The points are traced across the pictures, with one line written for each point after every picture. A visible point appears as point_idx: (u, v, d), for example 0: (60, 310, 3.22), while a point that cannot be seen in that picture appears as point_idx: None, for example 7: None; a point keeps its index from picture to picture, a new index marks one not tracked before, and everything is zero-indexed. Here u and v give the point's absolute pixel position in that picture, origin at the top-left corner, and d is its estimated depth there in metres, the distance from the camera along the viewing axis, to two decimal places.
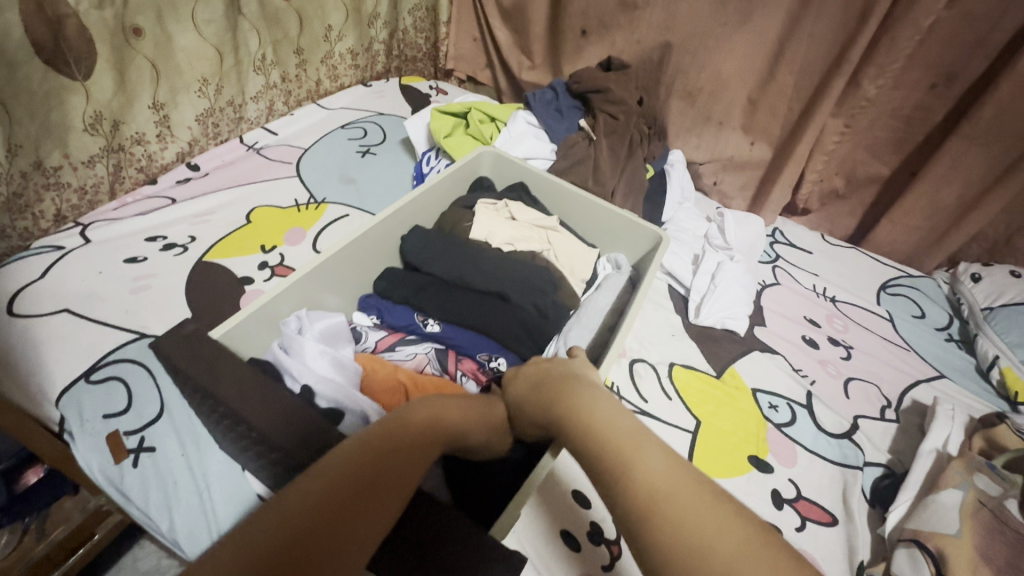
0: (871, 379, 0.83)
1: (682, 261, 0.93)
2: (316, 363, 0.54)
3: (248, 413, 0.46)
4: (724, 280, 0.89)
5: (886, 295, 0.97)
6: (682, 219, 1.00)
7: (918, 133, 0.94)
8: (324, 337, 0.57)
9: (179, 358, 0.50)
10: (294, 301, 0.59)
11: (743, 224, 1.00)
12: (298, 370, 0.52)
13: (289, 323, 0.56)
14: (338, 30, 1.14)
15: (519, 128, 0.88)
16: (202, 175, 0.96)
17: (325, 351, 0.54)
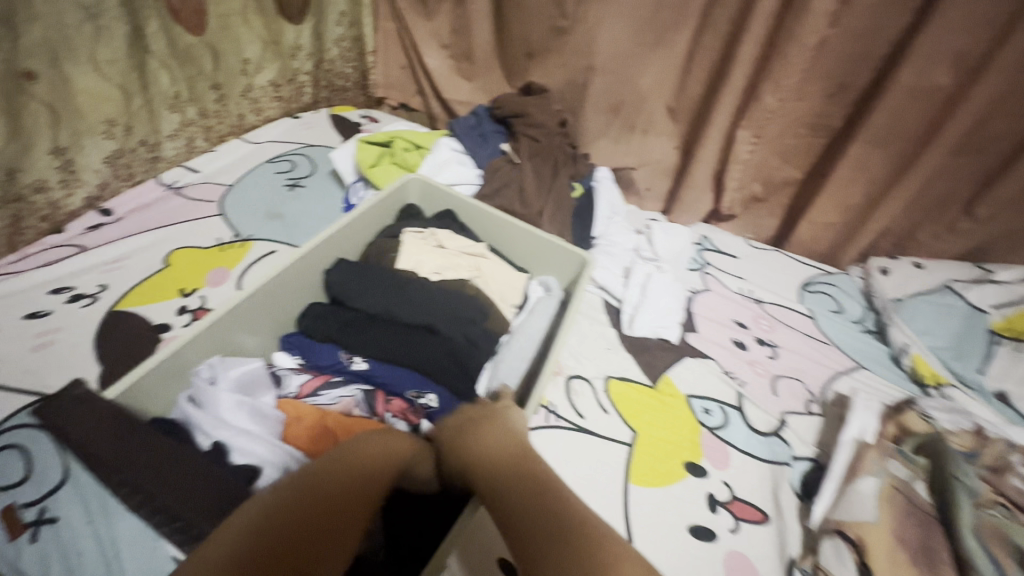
0: (796, 375, 0.87)
1: (613, 276, 0.96)
2: (231, 415, 0.51)
3: (156, 484, 0.44)
4: (653, 292, 0.92)
5: (808, 293, 1.02)
6: (612, 234, 1.03)
7: (821, 139, 1.00)
8: (240, 385, 0.54)
9: (80, 434, 0.47)
10: (204, 349, 0.56)
11: (672, 235, 1.04)
12: (210, 425, 0.49)
13: (201, 374, 0.53)
14: (256, 62, 1.12)
15: (443, 155, 0.89)
16: (115, 219, 0.92)
17: (241, 402, 0.52)
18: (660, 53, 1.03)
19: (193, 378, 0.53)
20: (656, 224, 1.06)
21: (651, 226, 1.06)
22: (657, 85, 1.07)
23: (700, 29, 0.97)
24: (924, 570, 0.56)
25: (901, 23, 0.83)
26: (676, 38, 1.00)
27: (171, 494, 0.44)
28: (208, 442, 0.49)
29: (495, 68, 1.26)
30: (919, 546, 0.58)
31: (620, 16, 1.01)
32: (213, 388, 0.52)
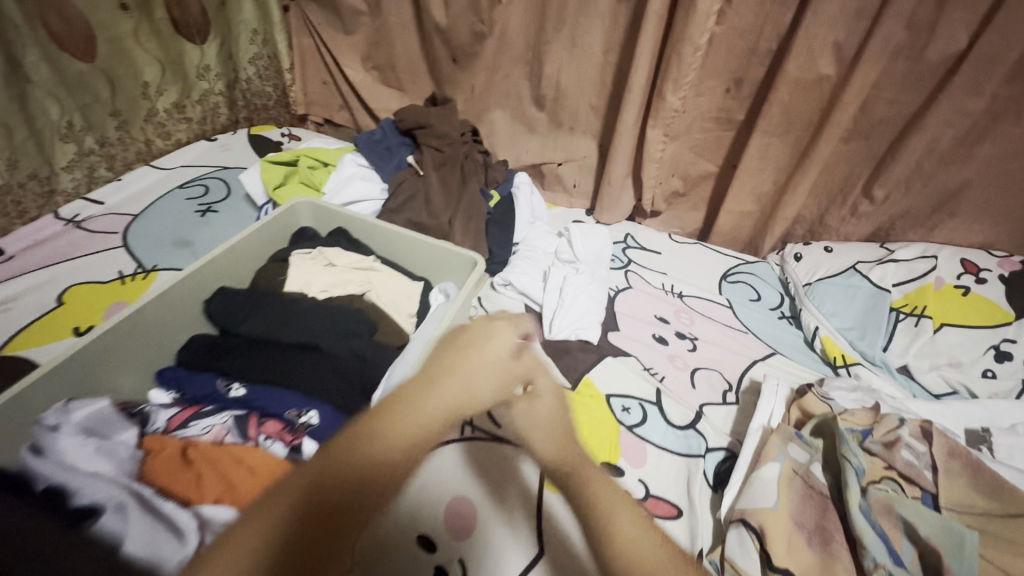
0: (714, 366, 0.88)
1: (534, 281, 0.96)
2: (76, 458, 0.46)
3: None
4: (572, 295, 0.92)
5: (727, 283, 1.04)
6: (532, 239, 1.03)
7: (727, 133, 1.04)
8: (92, 428, 0.50)
9: None
10: (58, 390, 0.52)
11: (591, 236, 1.04)
12: (48, 471, 0.44)
13: (42, 419, 0.48)
14: (157, 85, 1.09)
15: (347, 171, 0.88)
16: (5, 259, 0.87)
17: (94, 444, 0.48)
18: (567, 57, 1.05)
19: (35, 427, 0.48)
20: (574, 226, 1.05)
21: (570, 229, 1.05)
22: (567, 87, 1.09)
23: (600, 32, 0.99)
24: (819, 552, 0.57)
25: (781, 18, 0.87)
26: (579, 41, 1.02)
27: None
28: (45, 486, 0.44)
29: (413, 80, 1.26)
30: (814, 529, 0.59)
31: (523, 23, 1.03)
32: (57, 433, 0.47)
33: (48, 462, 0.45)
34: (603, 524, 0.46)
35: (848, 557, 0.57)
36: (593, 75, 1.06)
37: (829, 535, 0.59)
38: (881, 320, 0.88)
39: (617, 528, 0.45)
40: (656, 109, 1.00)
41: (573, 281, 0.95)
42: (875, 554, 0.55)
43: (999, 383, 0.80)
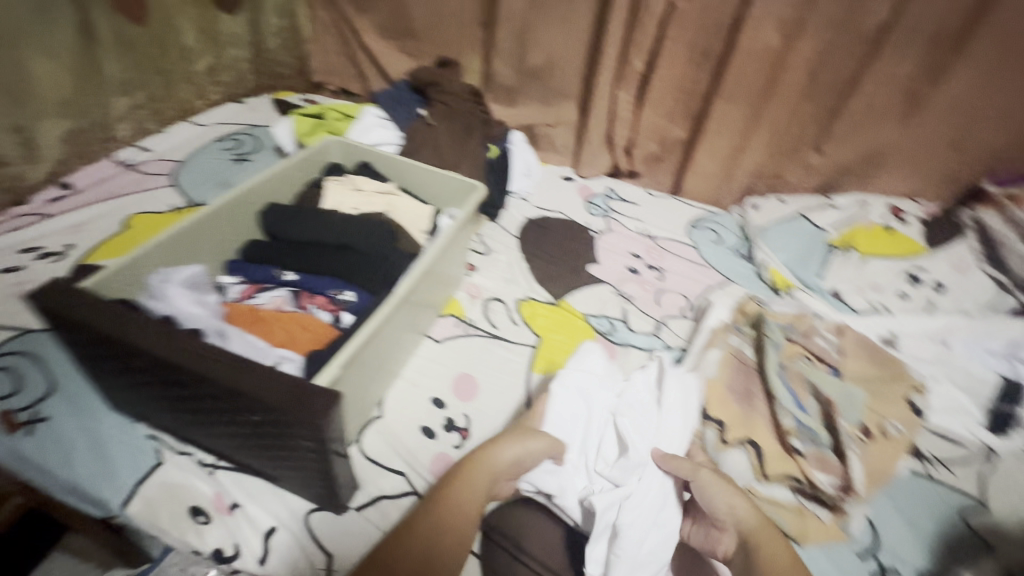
0: (678, 291, 1.04)
1: (543, 455, 0.64)
2: (181, 303, 0.61)
3: (135, 338, 0.53)
4: (636, 533, 0.58)
5: (694, 229, 1.20)
6: (535, 410, 0.70)
7: (695, 100, 1.19)
8: (190, 286, 0.64)
9: (59, 302, 0.54)
10: (155, 260, 0.65)
11: (597, 377, 0.74)
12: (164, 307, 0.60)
13: (153, 278, 0.62)
14: (195, 49, 1.23)
15: (368, 121, 1.03)
16: (76, 191, 1.01)
17: (200, 296, 0.64)
18: (558, 30, 1.19)
19: (150, 280, 0.63)
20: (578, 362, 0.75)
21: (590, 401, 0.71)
22: (557, 57, 1.24)
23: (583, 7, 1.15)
24: (743, 406, 0.73)
25: None
26: (566, 14, 1.17)
27: (152, 344, 0.52)
28: (164, 316, 0.59)
29: (424, 49, 1.40)
30: (742, 392, 0.75)
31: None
32: (165, 287, 0.62)
33: (164, 298, 0.61)
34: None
35: (765, 408, 0.74)
36: (581, 45, 1.21)
37: (752, 393, 0.75)
38: (818, 252, 1.04)
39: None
40: (633, 74, 1.16)
41: (621, 494, 0.61)
42: (784, 402, 0.72)
43: (912, 302, 0.96)
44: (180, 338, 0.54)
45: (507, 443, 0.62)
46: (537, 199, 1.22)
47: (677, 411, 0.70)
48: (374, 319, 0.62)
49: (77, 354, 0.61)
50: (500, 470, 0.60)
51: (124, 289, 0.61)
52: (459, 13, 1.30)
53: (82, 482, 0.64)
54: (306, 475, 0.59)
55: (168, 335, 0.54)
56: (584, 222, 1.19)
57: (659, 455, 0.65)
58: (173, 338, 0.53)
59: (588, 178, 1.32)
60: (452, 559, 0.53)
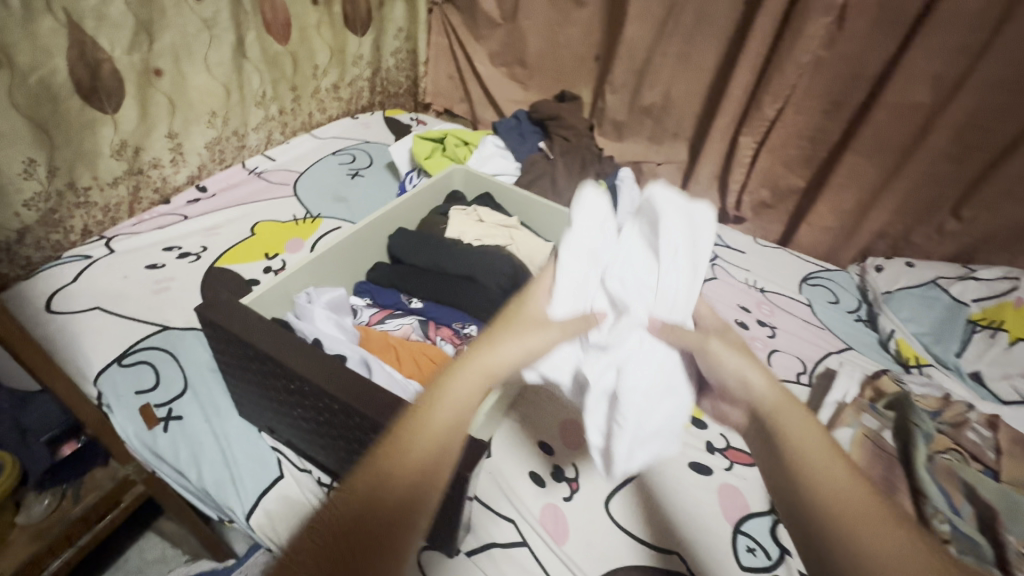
0: (792, 352, 0.98)
1: (529, 360, 0.49)
2: (324, 324, 0.63)
3: (291, 362, 0.53)
4: (645, 401, 0.49)
5: (808, 285, 1.13)
6: (529, 288, 0.56)
7: (821, 151, 1.13)
8: (331, 307, 0.66)
9: (225, 316, 0.56)
10: (300, 282, 0.68)
11: (601, 229, 0.55)
12: (309, 328, 0.61)
13: (300, 297, 0.65)
14: (324, 67, 1.30)
15: (488, 150, 1.04)
16: (210, 195, 1.08)
17: (339, 320, 0.65)
18: (679, 70, 1.17)
19: (296, 301, 0.65)
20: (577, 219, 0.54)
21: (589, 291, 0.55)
22: (674, 96, 1.21)
23: (711, 49, 1.12)
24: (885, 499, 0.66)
25: (887, 47, 0.96)
26: (691, 55, 1.14)
27: (310, 372, 0.53)
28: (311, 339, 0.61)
29: (534, 77, 1.41)
30: (882, 481, 0.68)
31: (644, 38, 1.17)
32: (310, 306, 0.63)
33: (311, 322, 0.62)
34: (807, 488, 0.38)
35: (909, 504, 0.66)
36: (702, 86, 1.18)
37: (894, 485, 0.68)
38: (957, 329, 0.95)
39: (859, 523, 0.36)
40: (756, 120, 1.12)
41: (618, 358, 0.50)
42: (936, 502, 0.65)
43: None
44: (335, 367, 0.54)
45: (504, 339, 0.48)
46: None
47: (687, 265, 0.52)
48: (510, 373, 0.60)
49: (225, 368, 0.63)
50: (496, 371, 0.46)
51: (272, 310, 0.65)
52: (576, 45, 1.31)
53: (210, 484, 0.67)
54: (428, 519, 0.58)
55: (323, 364, 0.54)
56: None
57: (657, 328, 0.51)
58: (329, 365, 0.54)
59: None
60: (427, 474, 0.39)
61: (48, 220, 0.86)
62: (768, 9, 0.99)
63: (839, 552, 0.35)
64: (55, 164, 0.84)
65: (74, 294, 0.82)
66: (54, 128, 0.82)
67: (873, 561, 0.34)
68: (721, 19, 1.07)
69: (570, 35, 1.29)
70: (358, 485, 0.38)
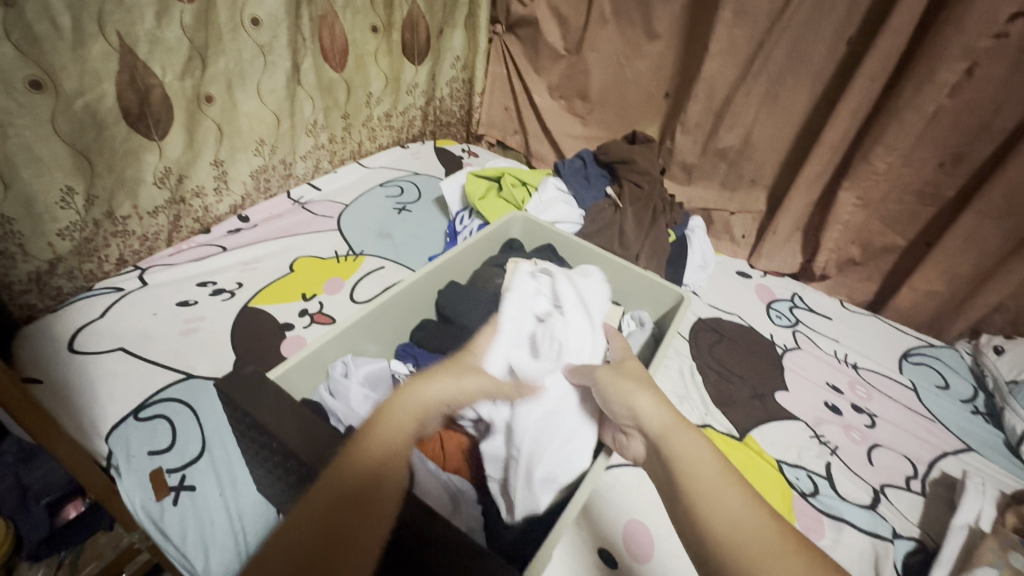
0: (896, 448, 0.83)
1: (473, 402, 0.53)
2: (360, 405, 0.55)
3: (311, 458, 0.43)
4: (535, 432, 0.56)
5: (909, 363, 0.98)
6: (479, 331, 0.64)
7: (929, 208, 0.98)
8: (369, 382, 0.58)
9: (245, 396, 0.47)
10: (339, 349, 0.60)
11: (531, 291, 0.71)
12: (344, 412, 0.53)
13: (335, 366, 0.57)
14: (378, 95, 1.25)
15: (550, 194, 0.95)
16: (252, 226, 1.02)
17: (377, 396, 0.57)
18: (765, 112, 1.05)
19: (331, 372, 0.56)
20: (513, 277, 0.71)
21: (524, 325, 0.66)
22: (754, 140, 1.10)
23: (804, 91, 1.00)
24: None
25: None
26: (778, 96, 1.03)
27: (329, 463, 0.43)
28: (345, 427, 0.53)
29: (595, 112, 1.32)
30: None
31: (725, 76, 1.06)
32: (347, 381, 0.55)
33: (344, 406, 0.54)
34: (713, 521, 0.39)
35: None
36: (789, 130, 1.05)
37: None
38: None
39: (754, 542, 0.37)
40: (855, 171, 0.98)
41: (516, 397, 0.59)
42: None
43: None
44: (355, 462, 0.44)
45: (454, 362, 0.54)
46: (709, 296, 1.07)
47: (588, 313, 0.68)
48: (575, 501, 0.54)
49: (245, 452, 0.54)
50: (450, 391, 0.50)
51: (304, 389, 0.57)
52: (644, 80, 1.21)
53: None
54: None
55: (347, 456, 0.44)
56: (767, 332, 1.01)
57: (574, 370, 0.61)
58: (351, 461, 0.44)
59: (768, 276, 1.15)
60: (388, 464, 0.39)
61: (83, 249, 0.81)
62: (880, 50, 0.86)
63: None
64: (93, 192, 0.79)
65: (99, 333, 0.77)
66: (96, 155, 0.77)
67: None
68: (819, 58, 0.96)
69: (639, 69, 1.20)
70: (334, 480, 0.37)
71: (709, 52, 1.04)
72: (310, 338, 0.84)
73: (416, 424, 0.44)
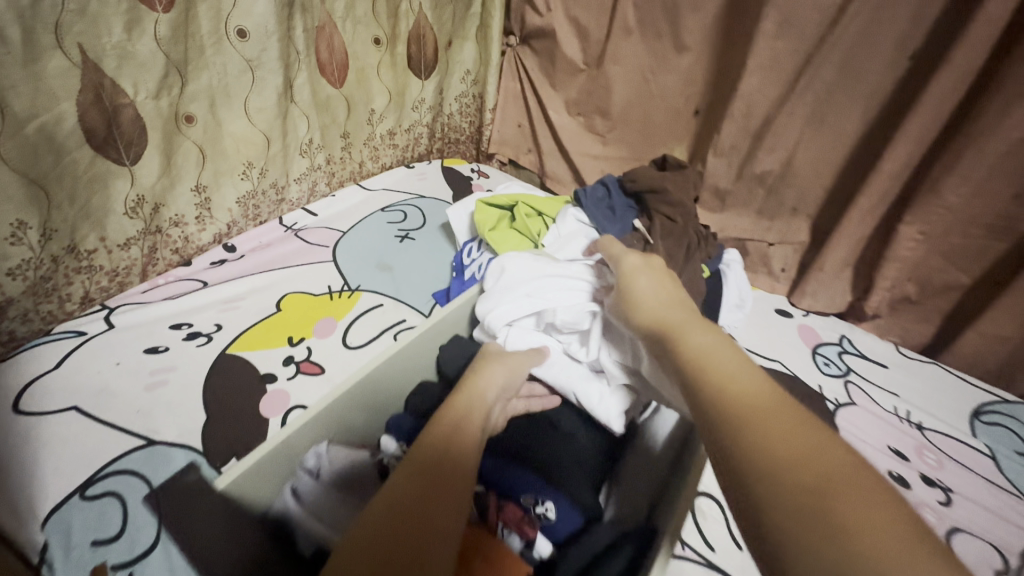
0: (980, 533, 0.70)
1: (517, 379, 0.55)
2: (330, 512, 0.46)
3: None
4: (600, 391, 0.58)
5: (982, 424, 0.85)
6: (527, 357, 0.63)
7: (1003, 244, 0.85)
8: (343, 480, 0.48)
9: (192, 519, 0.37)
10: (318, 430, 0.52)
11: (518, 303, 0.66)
12: (308, 522, 0.44)
13: (304, 462, 0.49)
14: (380, 112, 1.15)
15: (570, 227, 0.85)
16: (238, 256, 0.93)
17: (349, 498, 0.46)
18: (810, 133, 0.94)
19: (298, 467, 0.48)
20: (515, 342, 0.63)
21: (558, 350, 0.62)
22: (796, 164, 0.98)
23: (858, 111, 0.88)
24: None
25: None
26: (827, 116, 0.91)
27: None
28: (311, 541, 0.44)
29: (615, 130, 1.22)
30: None
31: (765, 94, 0.95)
32: (315, 482, 0.47)
33: (303, 515, 0.45)
34: (714, 386, 0.37)
35: None
36: (838, 154, 0.94)
37: None
38: None
39: (750, 401, 0.34)
40: (922, 204, 0.87)
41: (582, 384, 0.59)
42: None
43: None
44: None
45: (491, 363, 0.55)
46: (746, 339, 0.95)
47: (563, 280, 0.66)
48: None
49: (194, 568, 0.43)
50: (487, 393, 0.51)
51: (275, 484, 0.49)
52: (671, 97, 1.10)
53: None
54: None
55: None
56: (815, 383, 0.89)
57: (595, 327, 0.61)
58: None
59: (811, 316, 1.03)
60: (452, 452, 0.42)
61: (39, 289, 0.72)
62: (954, 66, 0.75)
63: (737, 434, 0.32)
64: (49, 226, 0.70)
65: (51, 389, 0.67)
66: (54, 184, 0.68)
67: (754, 448, 0.31)
68: (876, 75, 0.84)
69: (666, 85, 1.09)
70: (406, 470, 0.39)
71: (747, 67, 0.93)
72: (295, 393, 0.73)
73: (467, 426, 0.46)
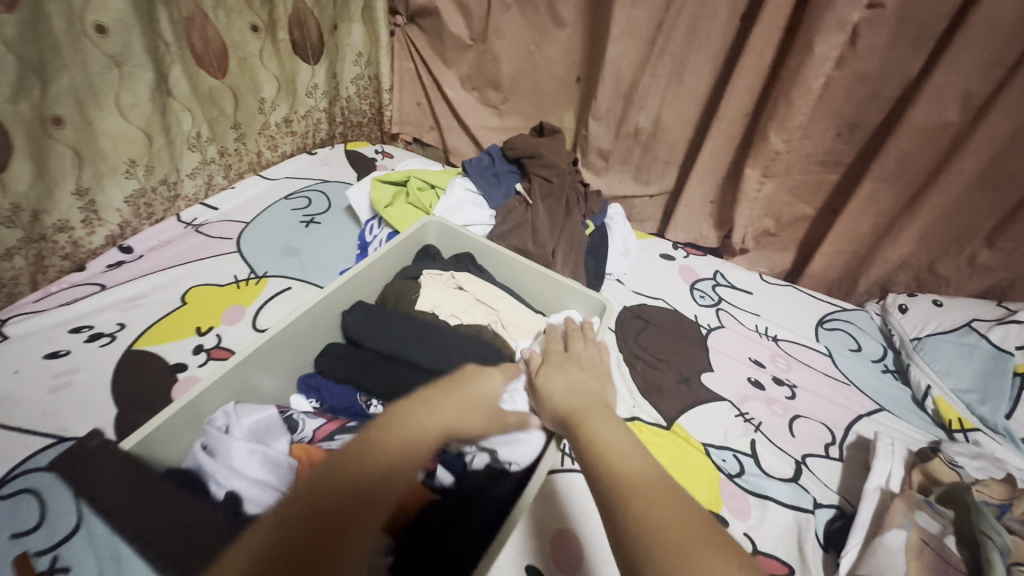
0: (817, 418, 0.85)
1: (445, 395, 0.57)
2: (245, 465, 0.51)
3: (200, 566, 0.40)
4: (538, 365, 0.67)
5: (825, 330, 1.01)
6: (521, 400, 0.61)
7: (831, 175, 1.01)
8: (254, 434, 0.55)
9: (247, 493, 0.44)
10: (220, 398, 0.59)
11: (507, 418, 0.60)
12: (225, 475, 0.50)
13: (216, 421, 0.55)
14: (271, 100, 1.15)
15: (457, 195, 0.92)
16: (135, 257, 0.93)
17: (253, 449, 0.52)
18: (670, 93, 1.05)
19: (206, 426, 0.55)
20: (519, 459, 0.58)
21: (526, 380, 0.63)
22: (664, 121, 1.09)
23: (706, 70, 1.00)
24: None
25: (907, 66, 0.84)
26: (682, 76, 1.02)
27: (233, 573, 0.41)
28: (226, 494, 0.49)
29: (508, 101, 1.28)
30: None
31: (629, 59, 1.04)
32: (227, 436, 0.53)
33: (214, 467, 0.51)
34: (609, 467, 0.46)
35: None
36: (695, 109, 1.05)
37: None
38: (1004, 386, 0.82)
39: (633, 481, 0.44)
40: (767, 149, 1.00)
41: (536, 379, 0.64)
42: None
43: None
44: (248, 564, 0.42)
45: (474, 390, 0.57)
46: (634, 282, 1.07)
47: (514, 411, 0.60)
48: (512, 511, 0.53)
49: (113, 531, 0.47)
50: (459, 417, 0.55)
51: (174, 455, 0.54)
52: (553, 66, 1.18)
53: None
54: None
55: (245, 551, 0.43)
56: (691, 313, 1.02)
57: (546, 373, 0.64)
58: None
59: (691, 256, 1.16)
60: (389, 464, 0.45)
61: None
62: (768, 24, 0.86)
63: (621, 505, 0.42)
64: None
65: None
66: None
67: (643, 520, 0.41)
68: (716, 36, 0.95)
69: (548, 56, 1.17)
70: (344, 468, 0.43)
71: (610, 35, 1.02)
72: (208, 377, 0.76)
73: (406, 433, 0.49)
